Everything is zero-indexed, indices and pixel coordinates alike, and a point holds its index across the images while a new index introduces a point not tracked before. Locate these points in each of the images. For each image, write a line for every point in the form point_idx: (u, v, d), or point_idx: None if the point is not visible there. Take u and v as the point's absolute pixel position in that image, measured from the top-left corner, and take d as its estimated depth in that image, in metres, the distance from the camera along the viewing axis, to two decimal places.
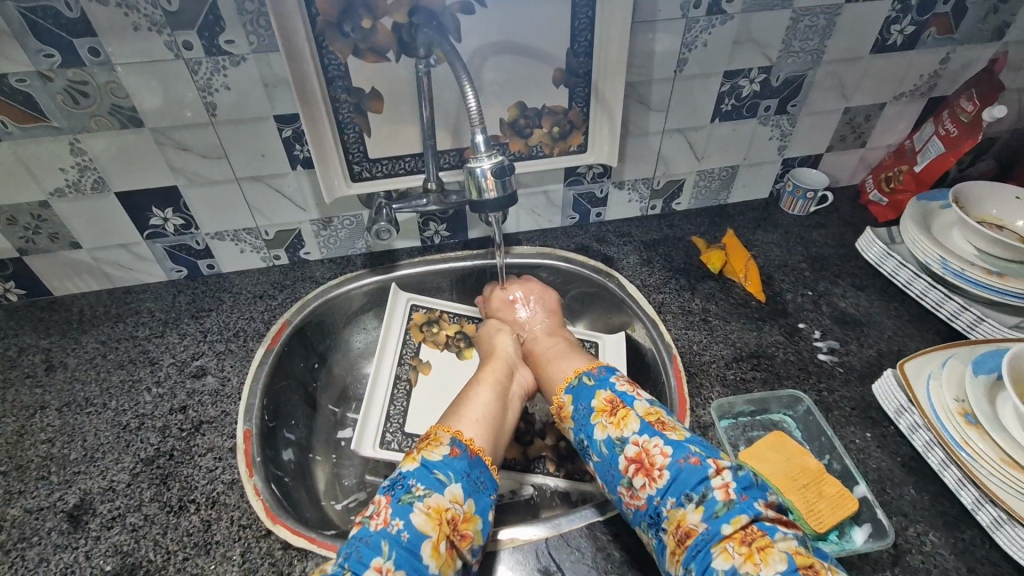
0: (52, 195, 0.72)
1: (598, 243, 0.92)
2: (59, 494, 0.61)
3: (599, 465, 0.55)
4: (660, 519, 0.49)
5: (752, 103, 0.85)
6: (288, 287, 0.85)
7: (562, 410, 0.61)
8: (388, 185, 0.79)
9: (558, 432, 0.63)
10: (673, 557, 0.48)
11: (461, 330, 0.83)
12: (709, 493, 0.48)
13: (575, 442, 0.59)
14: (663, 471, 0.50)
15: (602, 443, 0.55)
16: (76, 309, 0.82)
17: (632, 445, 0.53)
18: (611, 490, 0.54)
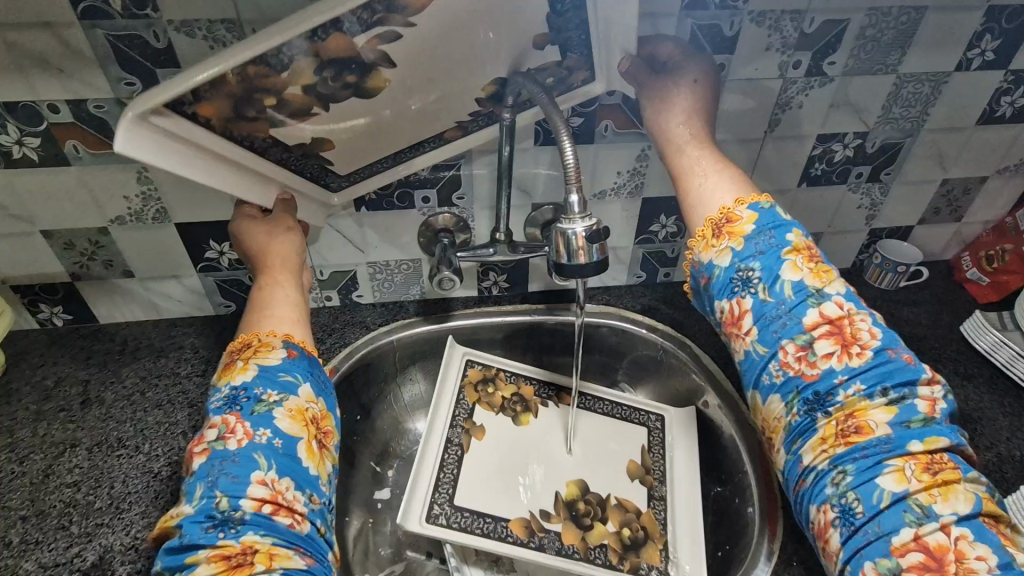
0: (112, 222, 0.70)
1: (667, 306, 0.86)
2: (78, 549, 0.56)
3: (763, 306, 0.54)
4: (827, 401, 0.51)
5: (843, 169, 0.79)
6: (337, 331, 0.81)
7: (733, 228, 0.57)
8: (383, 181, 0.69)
9: (705, 249, 0.58)
10: (821, 446, 0.51)
11: (517, 393, 0.76)
12: (909, 400, 0.50)
13: (737, 269, 0.55)
14: (865, 354, 0.51)
15: (787, 289, 0.53)
16: (119, 340, 0.78)
17: (834, 309, 0.52)
18: (766, 339, 0.54)
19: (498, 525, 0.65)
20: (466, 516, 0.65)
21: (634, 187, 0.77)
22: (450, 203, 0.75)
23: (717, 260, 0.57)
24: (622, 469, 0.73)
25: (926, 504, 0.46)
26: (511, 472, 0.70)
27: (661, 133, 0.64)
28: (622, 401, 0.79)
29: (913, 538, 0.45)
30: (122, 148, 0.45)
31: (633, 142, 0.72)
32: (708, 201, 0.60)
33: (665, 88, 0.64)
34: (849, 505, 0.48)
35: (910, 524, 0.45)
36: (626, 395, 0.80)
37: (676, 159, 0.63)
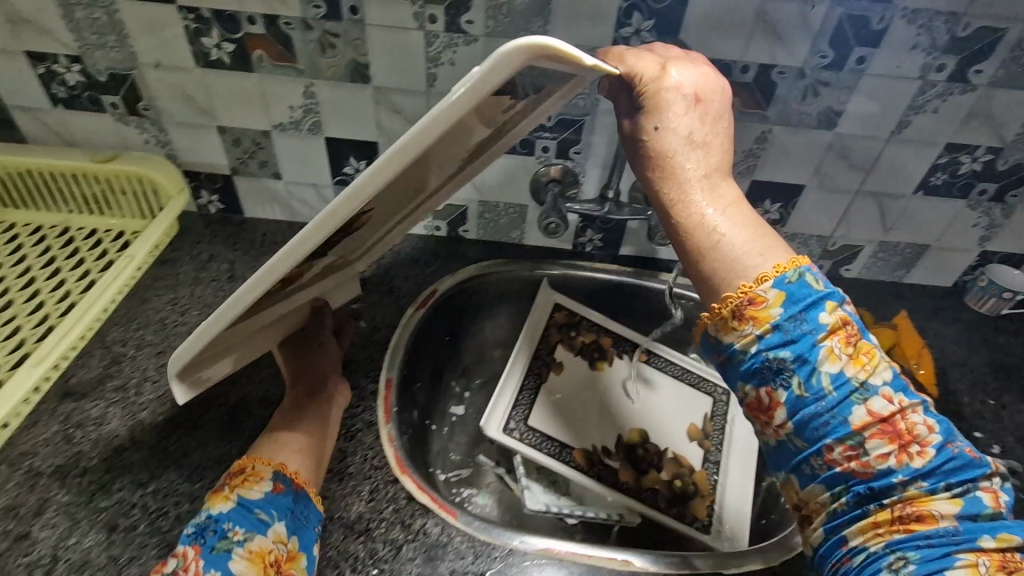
0: (275, 128, 0.81)
1: None
2: (223, 390, 0.66)
3: (799, 401, 0.45)
4: (879, 493, 0.43)
5: (966, 183, 0.78)
6: (442, 259, 0.89)
7: (757, 310, 0.46)
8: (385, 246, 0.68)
9: (725, 329, 0.47)
10: (872, 530, 0.43)
11: (596, 342, 0.82)
12: (975, 492, 0.43)
13: (765, 358, 0.45)
14: (927, 451, 0.44)
15: (828, 379, 0.44)
16: (260, 233, 0.90)
17: (883, 403, 0.44)
18: (809, 436, 0.45)
19: (564, 450, 0.73)
20: (537, 436, 0.73)
21: (746, 167, 0.79)
22: (566, 157, 0.80)
23: (741, 346, 0.46)
24: (683, 429, 0.78)
25: None
26: (581, 409, 0.77)
27: (667, 156, 0.50)
28: (694, 368, 0.83)
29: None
30: (179, 396, 0.50)
31: (754, 124, 0.74)
32: (729, 268, 0.48)
33: (663, 101, 0.50)
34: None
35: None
36: (699, 364, 0.84)
37: (687, 208, 0.50)
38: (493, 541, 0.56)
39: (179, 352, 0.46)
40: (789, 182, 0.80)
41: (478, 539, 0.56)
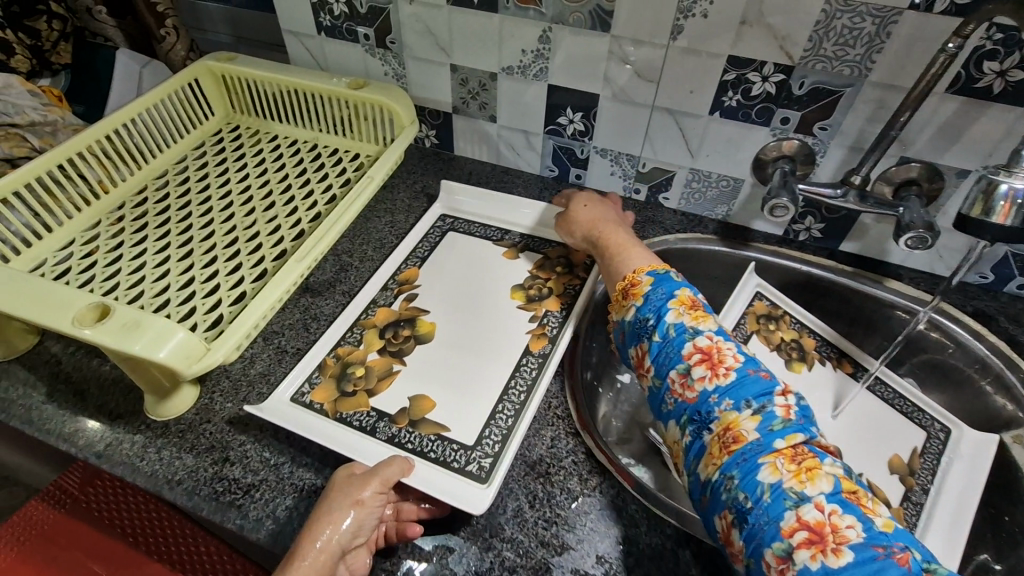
0: (502, 71, 0.82)
1: (1008, 321, 0.73)
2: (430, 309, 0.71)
3: (657, 345, 0.54)
4: (707, 417, 0.49)
5: None
6: (638, 223, 0.86)
7: (635, 288, 0.60)
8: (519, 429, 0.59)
9: (618, 308, 0.61)
10: (710, 458, 0.47)
11: (797, 340, 0.78)
12: (768, 405, 0.47)
13: (637, 321, 0.58)
14: (730, 369, 0.50)
15: (673, 328, 0.54)
16: (466, 171, 0.95)
17: (705, 339, 0.52)
18: (659, 371, 0.54)
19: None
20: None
21: None
22: (807, 132, 0.72)
23: (625, 317, 0.59)
24: (881, 456, 0.70)
25: (800, 490, 0.42)
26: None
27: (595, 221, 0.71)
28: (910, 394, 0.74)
29: (796, 520, 0.41)
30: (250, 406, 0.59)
31: None
32: (618, 267, 0.64)
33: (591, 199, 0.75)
34: (740, 502, 0.44)
35: (790, 509, 0.41)
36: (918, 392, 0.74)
37: (605, 245, 0.68)
38: (669, 519, 0.55)
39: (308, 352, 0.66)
40: None
41: (655, 513, 0.55)
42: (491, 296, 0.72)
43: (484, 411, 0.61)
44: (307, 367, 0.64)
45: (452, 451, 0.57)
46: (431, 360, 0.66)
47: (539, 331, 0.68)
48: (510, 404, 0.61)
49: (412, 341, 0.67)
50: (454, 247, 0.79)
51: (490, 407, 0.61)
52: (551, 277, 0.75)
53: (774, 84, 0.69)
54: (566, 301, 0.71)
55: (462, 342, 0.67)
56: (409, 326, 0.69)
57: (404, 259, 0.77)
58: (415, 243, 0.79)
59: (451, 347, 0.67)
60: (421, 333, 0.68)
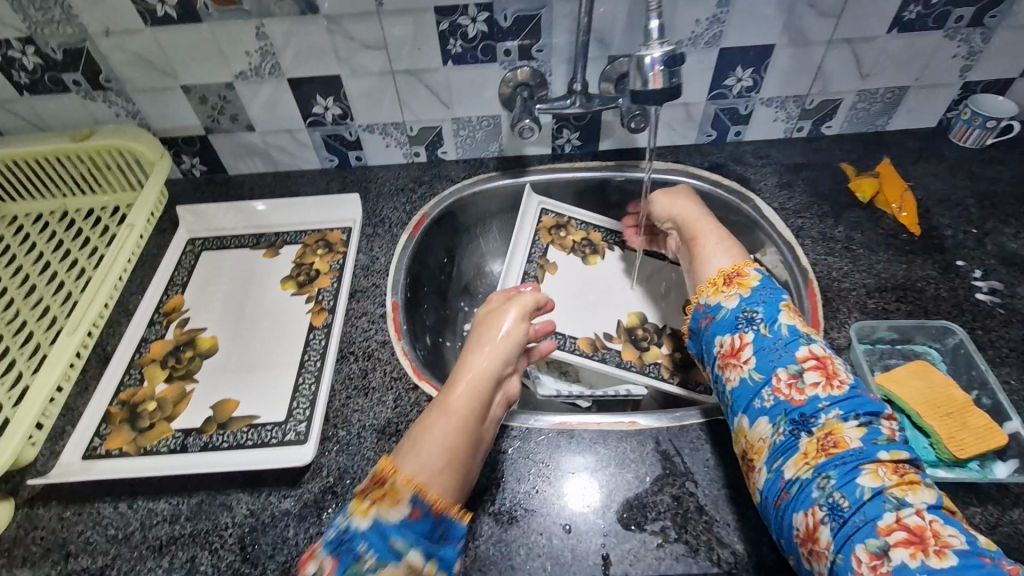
0: (237, 78, 0.81)
1: (735, 164, 0.89)
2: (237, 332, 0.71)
3: (764, 339, 0.55)
4: (809, 420, 0.49)
5: (940, 13, 0.75)
6: (427, 183, 0.90)
7: (741, 279, 0.61)
8: (323, 387, 0.65)
9: (714, 294, 0.62)
10: (802, 458, 0.48)
11: (586, 238, 0.88)
12: (876, 424, 0.49)
13: (741, 310, 0.58)
14: (844, 384, 0.51)
15: (785, 328, 0.55)
16: (247, 188, 0.92)
17: (818, 347, 0.54)
18: (764, 367, 0.54)
19: (567, 339, 0.79)
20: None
21: (712, 36, 0.77)
22: (529, 57, 0.79)
23: (725, 303, 0.60)
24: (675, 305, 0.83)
25: (901, 496, 0.44)
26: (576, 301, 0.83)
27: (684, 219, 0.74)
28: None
29: (896, 521, 0.42)
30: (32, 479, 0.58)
31: None
32: (700, 257, 0.68)
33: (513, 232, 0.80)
34: (836, 501, 0.45)
35: (891, 510, 0.43)
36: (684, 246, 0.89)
37: (690, 233, 0.72)
38: (510, 423, 0.61)
39: (90, 407, 0.65)
40: (758, 44, 0.78)
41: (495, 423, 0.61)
42: (263, 291, 0.76)
43: (288, 388, 0.65)
44: (92, 423, 0.63)
45: (267, 432, 0.61)
46: (223, 365, 0.68)
47: (317, 306, 0.73)
48: (309, 373, 0.66)
49: (198, 359, 0.69)
50: (213, 264, 0.80)
51: (291, 384, 0.65)
52: (316, 260, 0.79)
53: (483, 23, 0.75)
54: (335, 277, 0.77)
55: (248, 344, 0.70)
56: (189, 347, 0.70)
57: (163, 291, 0.77)
58: (170, 274, 0.79)
59: (238, 352, 0.69)
60: (204, 349, 0.70)
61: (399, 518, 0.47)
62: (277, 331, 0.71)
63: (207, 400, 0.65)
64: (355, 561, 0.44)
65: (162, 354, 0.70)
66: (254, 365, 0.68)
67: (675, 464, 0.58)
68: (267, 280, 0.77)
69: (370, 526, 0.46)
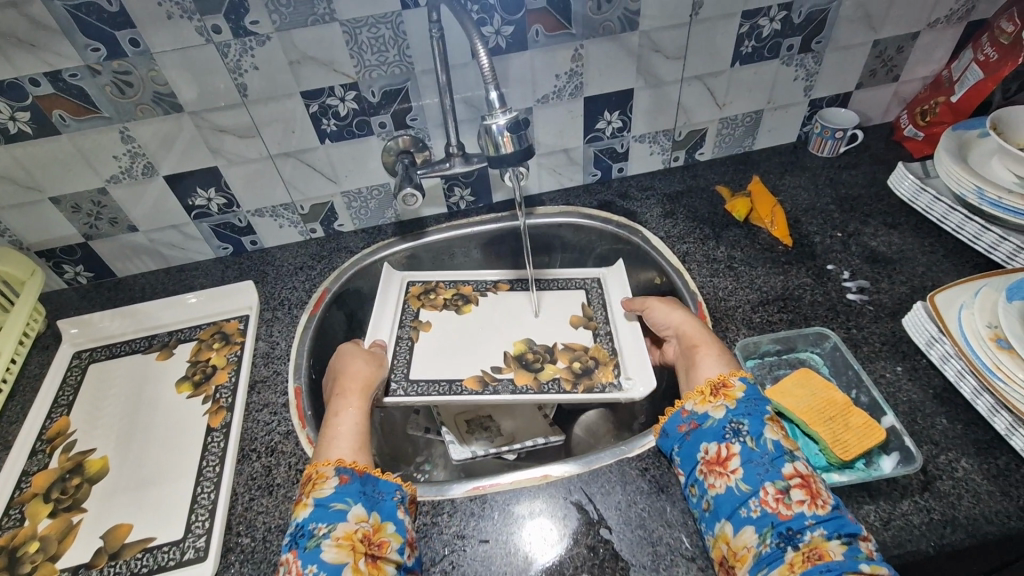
0: (108, 183, 0.79)
1: (622, 200, 0.93)
2: (129, 447, 0.68)
3: (751, 453, 0.52)
4: (795, 535, 0.47)
5: (773, 43, 0.83)
6: (326, 258, 0.90)
7: (727, 390, 0.58)
8: (223, 493, 0.61)
9: (701, 401, 0.58)
10: (789, 570, 0.45)
11: (456, 293, 0.90)
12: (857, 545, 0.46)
13: (729, 421, 0.55)
14: (829, 504, 0.48)
15: (772, 442, 0.53)
16: (137, 288, 0.89)
17: (803, 466, 0.51)
18: (750, 479, 0.51)
19: (453, 384, 0.77)
20: (421, 384, 0.77)
21: (574, 87, 0.82)
22: (405, 126, 0.81)
23: (711, 412, 0.57)
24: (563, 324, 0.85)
25: None
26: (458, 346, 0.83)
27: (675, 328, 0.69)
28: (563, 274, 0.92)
29: None
30: None
31: (564, 45, 0.77)
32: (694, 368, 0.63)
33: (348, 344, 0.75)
34: None
35: None
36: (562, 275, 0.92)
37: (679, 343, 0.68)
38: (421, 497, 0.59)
39: None
40: (618, 89, 0.83)
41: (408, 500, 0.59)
42: (154, 399, 0.72)
43: (186, 501, 0.62)
44: None
45: (164, 554, 0.58)
46: (113, 489, 0.64)
47: (214, 406, 0.70)
48: (208, 481, 0.63)
49: (85, 485, 0.64)
50: (101, 377, 0.76)
51: (189, 497, 0.62)
52: (212, 355, 0.77)
53: (352, 100, 0.77)
54: (232, 371, 0.74)
55: (140, 460, 0.66)
56: (74, 474, 0.65)
57: (46, 415, 0.72)
58: (54, 395, 0.74)
59: (130, 470, 0.65)
60: (92, 473, 0.65)
61: (334, 489, 0.53)
62: (171, 439, 0.68)
63: (95, 531, 0.60)
64: (311, 539, 0.49)
65: (43, 486, 0.64)
66: (149, 480, 0.64)
67: (588, 513, 0.57)
68: (160, 385, 0.74)
69: (313, 510, 0.51)
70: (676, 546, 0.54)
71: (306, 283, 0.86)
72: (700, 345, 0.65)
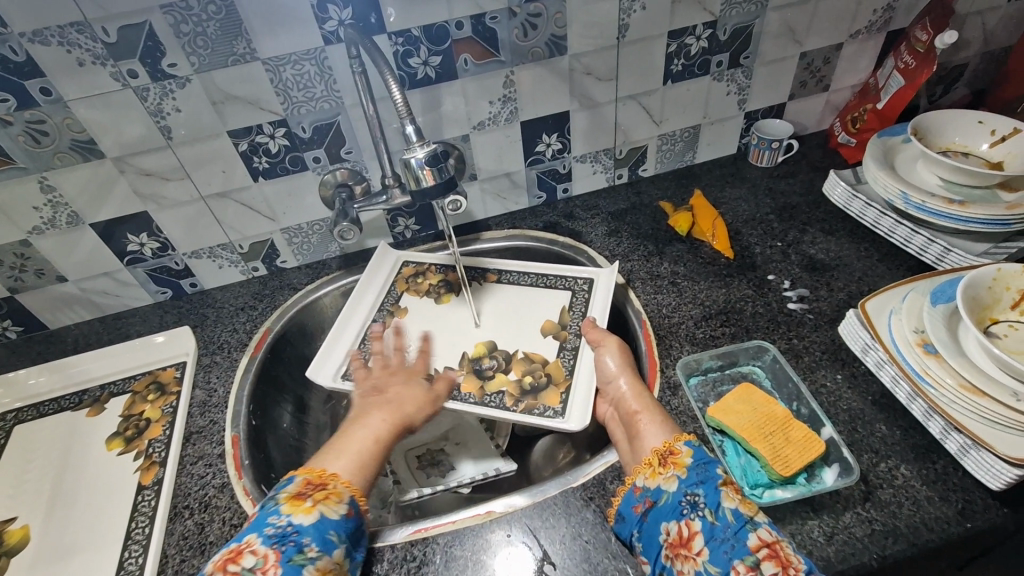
0: (31, 234, 0.76)
1: (568, 220, 0.93)
2: (52, 513, 0.64)
3: (713, 528, 0.48)
4: None
5: (702, 61, 0.84)
6: (268, 297, 0.88)
7: (675, 457, 0.54)
8: (150, 556, 0.58)
9: (650, 475, 0.54)
10: None
11: (443, 280, 0.86)
12: None
13: (683, 494, 0.51)
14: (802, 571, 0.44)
15: (731, 512, 0.49)
16: (70, 340, 0.85)
17: (766, 532, 0.47)
18: (717, 559, 0.46)
19: None
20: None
21: (509, 113, 0.82)
22: (340, 159, 0.80)
23: (664, 487, 0.53)
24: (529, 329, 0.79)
25: None
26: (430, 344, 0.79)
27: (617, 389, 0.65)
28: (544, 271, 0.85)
29: None
30: None
31: (494, 72, 0.77)
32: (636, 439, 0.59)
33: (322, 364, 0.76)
34: None
35: None
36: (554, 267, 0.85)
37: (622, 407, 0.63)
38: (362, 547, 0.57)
39: None
40: (553, 112, 0.84)
41: None
42: (81, 458, 0.69)
43: (112, 568, 0.58)
44: None
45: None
46: (34, 561, 0.60)
47: (147, 462, 0.67)
48: (136, 544, 0.60)
49: (3, 559, 0.60)
50: (27, 438, 0.72)
51: (115, 563, 0.59)
52: (146, 408, 0.74)
53: (282, 137, 0.76)
54: (167, 423, 0.71)
55: (64, 526, 0.63)
56: None
57: None
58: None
59: (53, 539, 0.62)
60: (12, 545, 0.61)
61: (339, 516, 0.50)
62: (99, 502, 0.64)
63: None
64: (299, 552, 0.47)
65: None
66: (73, 548, 0.61)
67: (533, 550, 0.55)
68: (90, 443, 0.71)
69: (314, 523, 0.49)
70: None
71: (247, 324, 0.83)
72: (640, 411, 0.61)
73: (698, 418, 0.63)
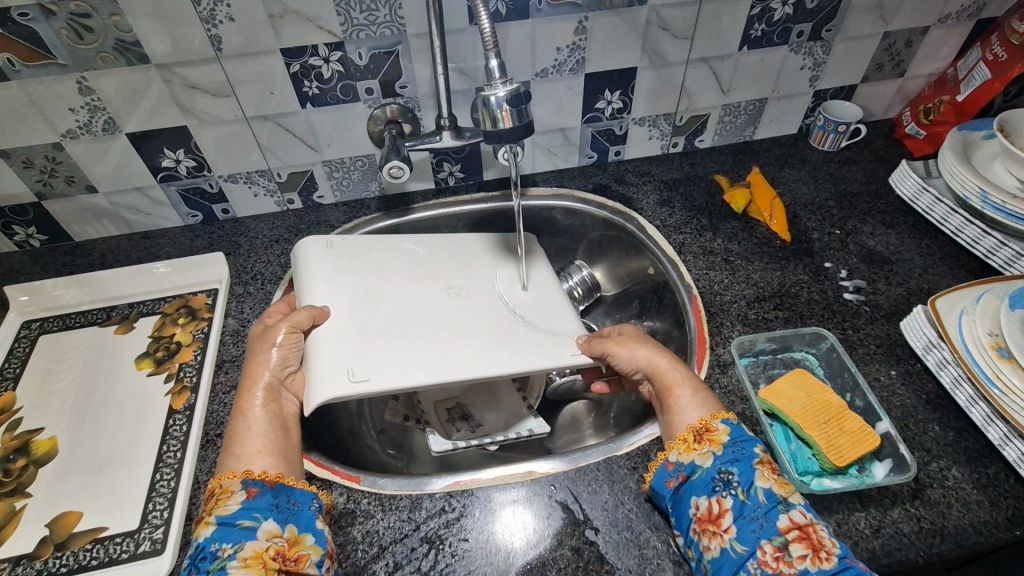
0: (65, 137, 0.72)
1: (618, 184, 0.90)
2: (81, 428, 0.63)
3: (743, 506, 0.47)
4: None
5: (783, 29, 0.79)
6: (303, 231, 0.84)
7: (712, 433, 0.52)
8: (184, 480, 0.57)
9: (685, 450, 0.52)
10: None
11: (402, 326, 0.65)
12: None
13: (716, 471, 0.50)
14: (834, 555, 0.43)
15: (763, 492, 0.47)
16: (97, 254, 0.82)
17: (799, 513, 0.47)
18: (744, 537, 0.46)
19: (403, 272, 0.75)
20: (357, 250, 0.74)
21: (576, 63, 0.77)
22: (394, 93, 0.76)
23: (697, 462, 0.51)
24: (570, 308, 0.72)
25: None
26: (431, 268, 0.73)
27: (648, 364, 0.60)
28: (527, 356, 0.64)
29: None
30: None
31: (568, 15, 0.72)
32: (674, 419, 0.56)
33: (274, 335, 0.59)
34: None
35: None
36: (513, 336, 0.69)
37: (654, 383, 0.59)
38: (398, 494, 0.56)
39: None
40: (621, 68, 0.79)
41: (383, 496, 0.56)
42: (110, 376, 0.67)
43: (144, 487, 0.57)
44: None
45: (116, 546, 0.53)
46: (62, 473, 0.59)
47: (178, 386, 0.66)
48: (169, 467, 0.59)
49: (31, 469, 0.59)
50: (54, 349, 0.70)
51: (147, 482, 0.58)
52: (176, 331, 0.72)
53: (337, 62, 0.71)
54: (198, 348, 0.70)
55: (93, 442, 0.61)
56: (18, 456, 0.60)
57: None
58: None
59: (83, 453, 0.60)
60: (40, 455, 0.60)
61: (239, 504, 0.47)
62: (130, 421, 0.63)
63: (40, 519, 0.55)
64: (214, 561, 0.44)
65: None
66: (103, 464, 0.59)
67: (573, 512, 0.54)
68: (118, 361, 0.69)
69: (216, 530, 0.46)
70: (663, 550, 0.52)
71: (280, 256, 0.81)
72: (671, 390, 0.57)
73: (749, 400, 0.61)
